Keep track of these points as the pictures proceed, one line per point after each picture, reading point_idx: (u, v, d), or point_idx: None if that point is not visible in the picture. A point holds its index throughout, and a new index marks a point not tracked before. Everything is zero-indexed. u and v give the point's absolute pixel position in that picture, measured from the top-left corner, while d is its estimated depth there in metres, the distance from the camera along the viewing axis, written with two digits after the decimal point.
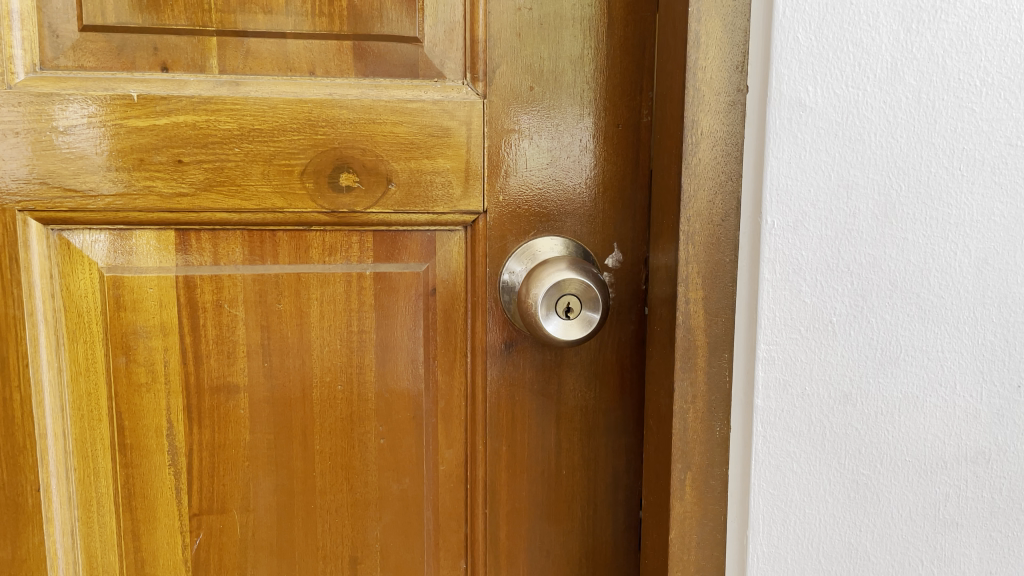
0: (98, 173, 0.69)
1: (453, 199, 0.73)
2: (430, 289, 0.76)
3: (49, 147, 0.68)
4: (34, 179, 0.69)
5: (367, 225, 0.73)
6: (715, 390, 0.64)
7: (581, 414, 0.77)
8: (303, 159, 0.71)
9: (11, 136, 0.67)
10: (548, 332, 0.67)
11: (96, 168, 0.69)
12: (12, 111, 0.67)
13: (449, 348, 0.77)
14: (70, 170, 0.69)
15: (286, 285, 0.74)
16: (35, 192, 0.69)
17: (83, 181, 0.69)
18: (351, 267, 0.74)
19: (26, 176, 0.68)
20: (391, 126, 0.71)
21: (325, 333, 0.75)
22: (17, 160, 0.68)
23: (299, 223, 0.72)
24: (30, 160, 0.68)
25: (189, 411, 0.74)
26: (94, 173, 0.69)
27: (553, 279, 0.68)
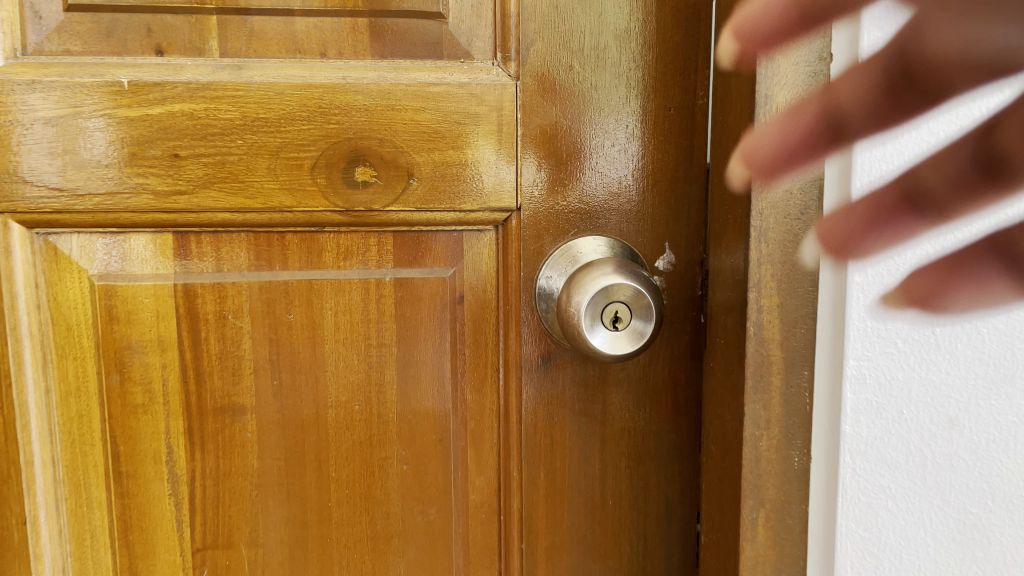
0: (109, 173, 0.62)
1: (484, 194, 0.64)
2: (458, 296, 0.67)
3: (70, 140, 0.61)
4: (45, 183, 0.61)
5: (387, 224, 0.65)
6: (792, 414, 0.56)
7: (630, 437, 0.68)
8: (313, 152, 0.63)
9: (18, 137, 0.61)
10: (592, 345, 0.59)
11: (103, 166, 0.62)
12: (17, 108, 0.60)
13: (479, 363, 0.68)
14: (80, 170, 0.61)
15: (297, 293, 0.66)
16: (48, 198, 0.62)
17: (96, 181, 0.62)
18: (370, 273, 0.66)
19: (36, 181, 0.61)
20: (412, 113, 0.63)
21: (341, 347, 0.67)
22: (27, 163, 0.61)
23: (311, 223, 0.64)
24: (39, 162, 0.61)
25: (191, 434, 0.67)
26: (105, 172, 0.62)
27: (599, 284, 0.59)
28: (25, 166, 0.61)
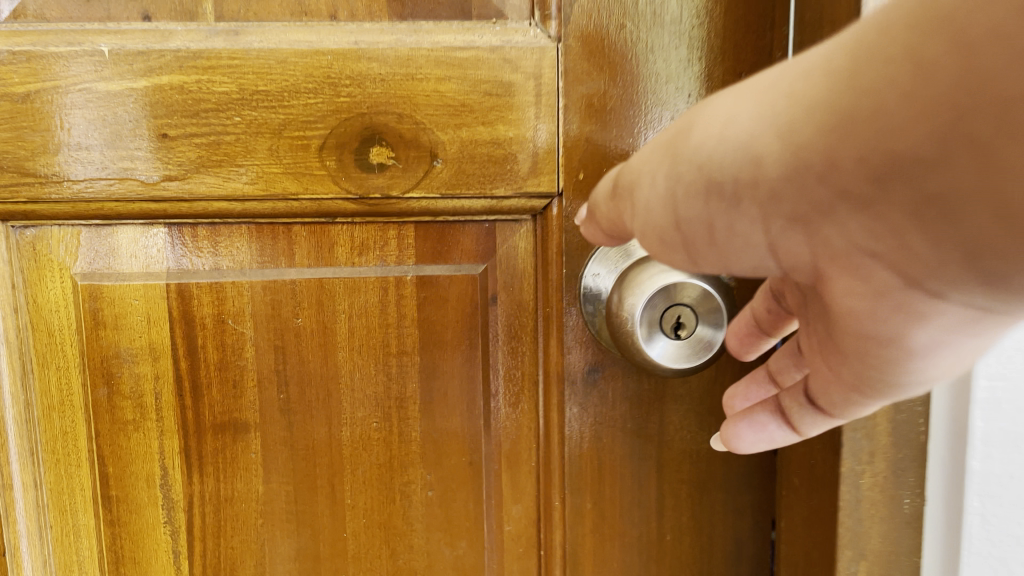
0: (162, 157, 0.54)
1: (519, 179, 0.55)
2: (490, 297, 0.58)
3: (116, 119, 0.53)
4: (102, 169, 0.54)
5: (407, 214, 0.56)
6: (902, 447, 0.47)
7: (692, 462, 0.58)
8: (321, 129, 0.54)
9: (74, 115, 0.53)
10: (649, 358, 0.50)
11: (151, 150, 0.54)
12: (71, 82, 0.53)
13: (515, 375, 0.59)
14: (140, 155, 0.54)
15: (305, 294, 0.57)
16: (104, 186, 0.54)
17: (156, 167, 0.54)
18: (388, 271, 0.57)
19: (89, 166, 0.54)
20: (435, 83, 0.53)
21: (356, 356, 0.58)
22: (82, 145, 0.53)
23: (321, 213, 0.56)
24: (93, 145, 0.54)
25: (188, 455, 0.59)
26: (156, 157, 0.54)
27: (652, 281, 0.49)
28: (63, 170, 0.54)
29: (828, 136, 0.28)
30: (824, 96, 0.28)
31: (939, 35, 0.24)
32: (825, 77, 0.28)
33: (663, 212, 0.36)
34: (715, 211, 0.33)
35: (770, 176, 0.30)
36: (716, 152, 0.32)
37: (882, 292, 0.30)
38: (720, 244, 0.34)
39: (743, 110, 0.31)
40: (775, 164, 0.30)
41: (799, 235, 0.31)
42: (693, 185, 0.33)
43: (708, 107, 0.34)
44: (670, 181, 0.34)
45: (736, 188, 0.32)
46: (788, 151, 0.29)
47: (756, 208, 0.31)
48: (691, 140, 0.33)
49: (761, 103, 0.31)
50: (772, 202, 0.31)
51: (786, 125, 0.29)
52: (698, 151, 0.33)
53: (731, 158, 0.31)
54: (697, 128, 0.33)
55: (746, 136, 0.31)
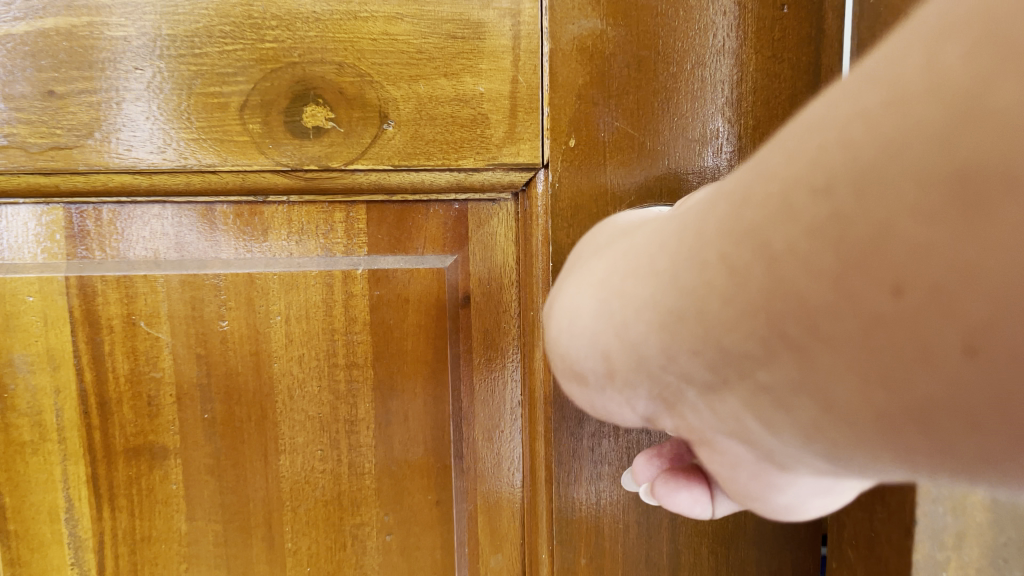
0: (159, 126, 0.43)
1: (492, 146, 0.43)
2: (461, 296, 0.46)
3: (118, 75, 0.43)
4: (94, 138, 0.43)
5: (354, 190, 0.44)
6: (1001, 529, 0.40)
7: None
8: (242, 84, 0.42)
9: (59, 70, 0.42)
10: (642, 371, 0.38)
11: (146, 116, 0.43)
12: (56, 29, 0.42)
13: (493, 395, 0.47)
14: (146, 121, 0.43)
15: (233, 291, 0.46)
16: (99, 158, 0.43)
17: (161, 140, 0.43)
18: (334, 263, 0.46)
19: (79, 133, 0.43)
20: (385, 23, 0.42)
21: (295, 368, 0.47)
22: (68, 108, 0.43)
23: (246, 190, 0.44)
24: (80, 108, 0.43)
25: (97, 485, 0.48)
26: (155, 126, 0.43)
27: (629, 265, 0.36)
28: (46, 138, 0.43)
29: (689, 325, 0.23)
30: (679, 280, 0.23)
31: (795, 229, 0.19)
32: (679, 255, 0.24)
33: (559, 370, 0.31)
34: (593, 382, 0.29)
35: (642, 351, 0.25)
36: (573, 344, 0.28)
37: (745, 463, 0.26)
38: (598, 411, 0.31)
39: (608, 282, 0.27)
40: (636, 346, 0.25)
41: (681, 409, 0.26)
42: (569, 359, 0.29)
43: (568, 289, 0.30)
44: (555, 349, 0.30)
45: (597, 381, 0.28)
46: (645, 333, 0.25)
47: (625, 384, 0.27)
48: (555, 310, 0.30)
49: (609, 286, 0.27)
50: (640, 378, 0.26)
51: (630, 316, 0.25)
52: (569, 318, 0.29)
53: (587, 356, 0.28)
54: (565, 297, 0.30)
55: (594, 321, 0.27)
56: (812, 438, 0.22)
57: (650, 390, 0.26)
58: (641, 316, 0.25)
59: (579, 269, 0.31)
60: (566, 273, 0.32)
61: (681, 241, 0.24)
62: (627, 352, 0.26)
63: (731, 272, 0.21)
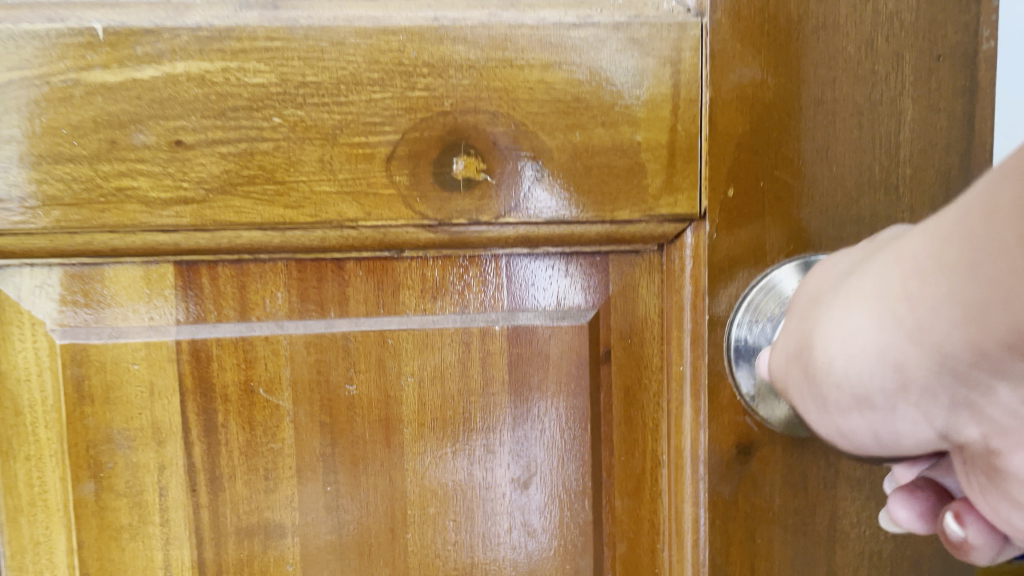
0: (297, 175, 0.40)
1: (649, 197, 0.42)
2: (602, 351, 0.45)
3: (250, 123, 0.39)
4: (219, 193, 0.40)
5: (498, 243, 0.42)
6: None
7: (869, 565, 0.45)
8: (390, 134, 0.40)
9: (188, 120, 0.39)
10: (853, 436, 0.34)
11: (279, 167, 0.40)
12: (187, 76, 0.39)
13: (633, 454, 0.45)
14: (281, 170, 0.40)
15: (362, 352, 0.43)
16: (226, 213, 0.40)
17: (300, 191, 0.40)
18: (470, 319, 0.44)
19: (202, 189, 0.40)
20: (541, 72, 0.40)
21: (427, 434, 0.44)
22: (192, 162, 0.40)
23: (383, 244, 0.42)
24: (205, 161, 0.40)
25: (202, 568, 0.44)
26: (290, 175, 0.40)
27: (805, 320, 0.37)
28: (166, 194, 0.40)
29: (982, 324, 0.23)
30: (1008, 250, 0.21)
31: None
32: (960, 260, 0.23)
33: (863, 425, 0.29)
34: (922, 410, 0.27)
35: (985, 363, 0.23)
36: (851, 368, 0.28)
37: None
38: (887, 444, 0.30)
39: (904, 312, 0.25)
40: (932, 346, 0.25)
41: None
42: (845, 388, 0.29)
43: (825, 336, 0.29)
44: (857, 401, 0.29)
45: (886, 399, 0.27)
46: (943, 330, 0.24)
47: (967, 400, 0.25)
48: (837, 371, 0.28)
49: (878, 302, 0.27)
50: (992, 394, 0.24)
51: (921, 316, 0.25)
52: (840, 341, 0.28)
53: (862, 388, 0.28)
54: (850, 354, 0.28)
55: (874, 333, 0.27)
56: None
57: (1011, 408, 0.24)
58: (970, 335, 0.23)
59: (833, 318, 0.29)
60: (811, 311, 0.31)
61: (953, 251, 0.24)
62: (975, 361, 0.23)
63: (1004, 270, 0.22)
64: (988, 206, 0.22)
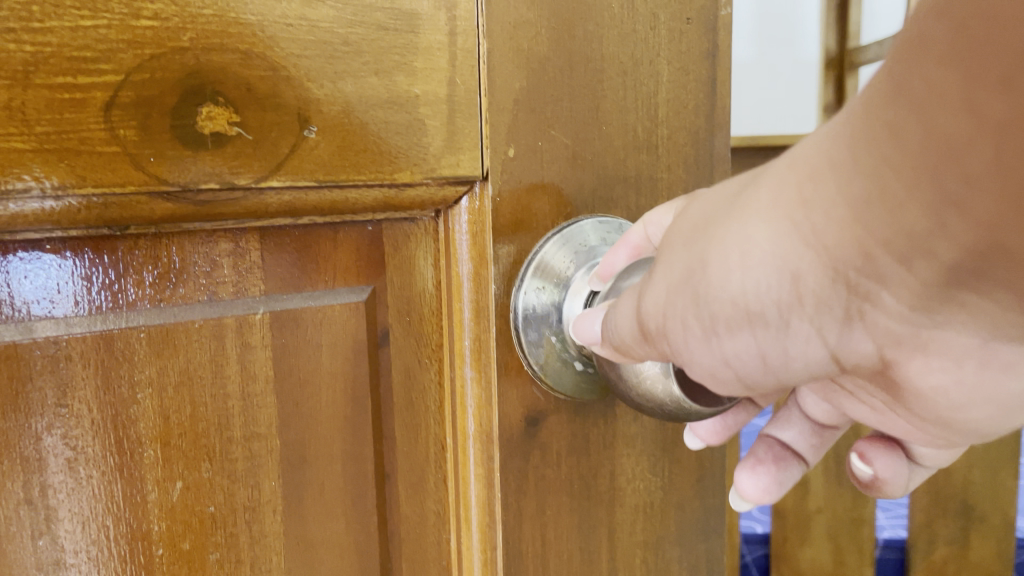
0: None
1: (430, 157, 0.37)
2: (379, 333, 0.40)
3: None
4: None
5: (256, 214, 0.35)
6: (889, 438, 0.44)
7: (644, 516, 0.46)
8: (109, 74, 0.31)
9: None
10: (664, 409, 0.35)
11: None
12: None
13: (415, 439, 0.42)
14: None
15: (78, 359, 0.33)
16: None
17: None
18: (222, 308, 0.36)
19: None
20: (304, 6, 0.34)
21: (173, 454, 0.35)
22: None
23: (101, 220, 0.32)
24: None
25: None
26: None
27: (609, 298, 0.37)
28: None
29: (868, 224, 0.21)
30: (887, 142, 0.20)
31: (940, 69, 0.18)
32: (843, 156, 0.22)
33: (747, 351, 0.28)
34: (811, 327, 0.25)
35: (872, 266, 0.22)
36: (742, 282, 0.26)
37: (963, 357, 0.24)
38: (773, 370, 0.29)
39: (797, 219, 0.24)
40: (822, 256, 0.23)
41: (926, 321, 0.23)
42: (737, 307, 0.27)
43: (710, 253, 0.28)
44: (746, 323, 0.27)
45: (777, 317, 0.26)
46: (833, 236, 0.23)
47: (856, 310, 0.24)
48: (729, 289, 0.27)
49: (766, 211, 0.25)
50: (879, 297, 0.23)
51: (813, 223, 0.23)
52: (730, 257, 0.27)
53: (753, 303, 0.26)
54: (737, 275, 0.26)
55: (765, 246, 0.25)
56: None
57: (899, 316, 0.23)
58: (853, 237, 0.22)
59: (716, 243, 0.27)
60: (693, 232, 0.29)
61: (839, 149, 0.22)
62: (863, 264, 0.22)
63: (885, 161, 0.20)
64: (868, 101, 0.21)
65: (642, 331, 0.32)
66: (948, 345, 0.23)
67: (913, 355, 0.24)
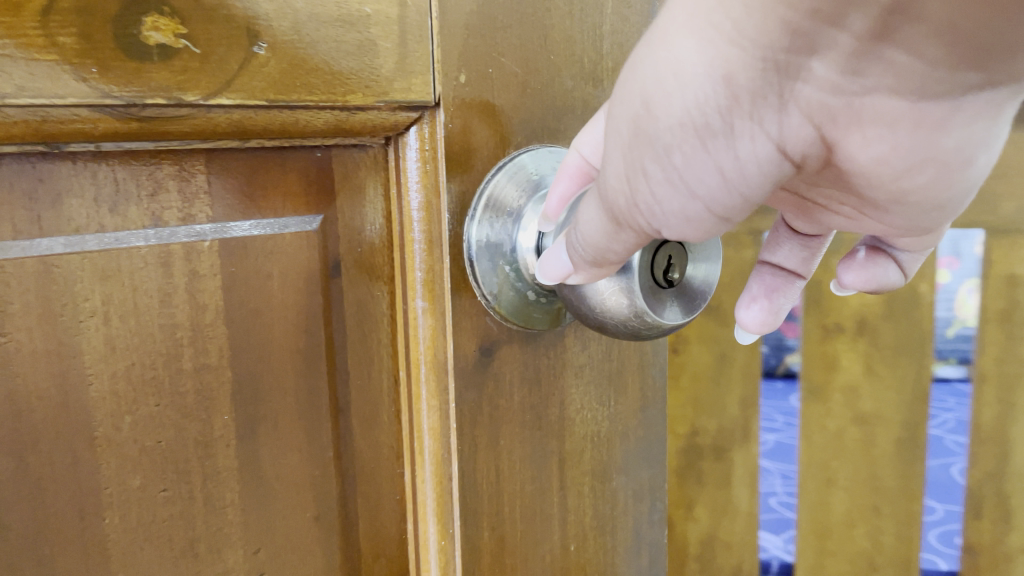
0: None
1: (382, 79, 0.37)
2: (330, 264, 0.39)
3: None
4: None
5: (202, 134, 0.34)
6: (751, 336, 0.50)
7: (594, 446, 0.47)
8: None
9: None
10: (632, 330, 0.37)
11: None
12: None
13: (368, 373, 0.41)
14: None
15: (15, 287, 0.31)
16: None
17: None
18: (169, 235, 0.34)
19: None
20: None
21: (121, 388, 0.34)
22: None
23: (38, 137, 0.30)
24: None
25: None
26: None
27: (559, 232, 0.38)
28: None
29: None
30: None
31: None
32: None
33: (701, 185, 0.28)
34: (757, 127, 0.26)
35: (802, 39, 0.23)
36: (678, 110, 0.26)
37: (905, 118, 0.24)
38: (729, 204, 0.28)
39: (721, 18, 0.24)
40: (754, 47, 0.24)
41: (864, 80, 0.23)
42: (677, 142, 0.27)
43: (640, 94, 0.28)
44: (691, 153, 0.27)
45: (720, 132, 0.26)
46: (761, 22, 0.23)
47: (793, 87, 0.24)
48: (663, 122, 0.27)
49: (689, 27, 0.25)
50: (812, 68, 0.23)
51: (739, 17, 0.24)
52: (662, 87, 0.27)
53: (691, 123, 0.26)
54: (671, 99, 0.26)
55: (698, 59, 0.25)
56: (1007, 33, 0.20)
57: (833, 83, 0.24)
58: (781, 16, 0.22)
59: (644, 79, 0.27)
60: (620, 86, 0.29)
61: None
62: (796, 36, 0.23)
63: None
64: None
65: (609, 219, 0.32)
66: (883, 104, 0.24)
67: (853, 124, 0.25)
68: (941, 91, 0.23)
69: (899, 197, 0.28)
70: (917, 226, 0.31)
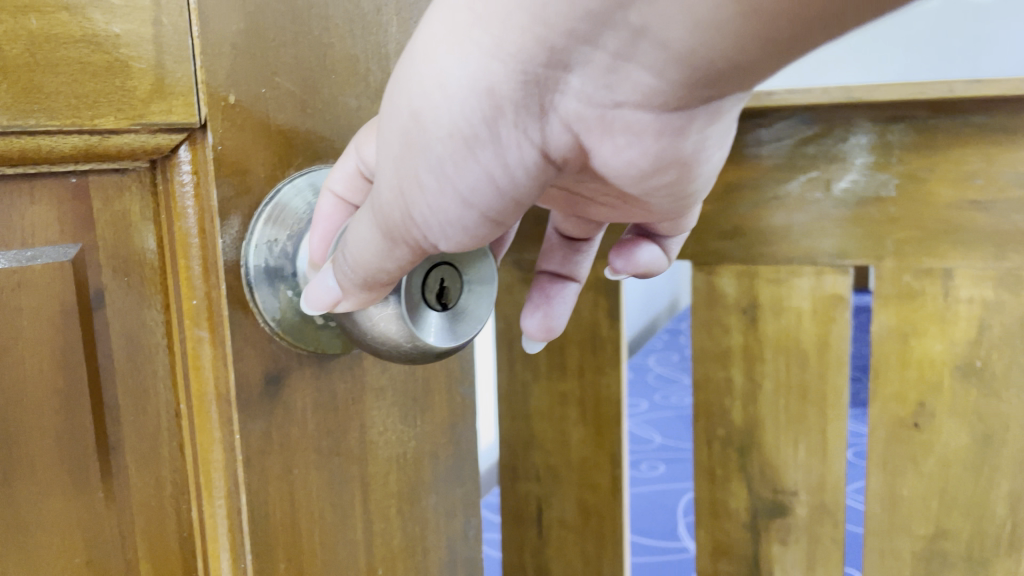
0: None
1: (137, 101, 0.35)
2: (92, 295, 0.37)
3: None
4: None
5: None
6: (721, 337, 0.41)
7: (398, 467, 0.47)
8: None
9: None
10: (411, 355, 0.37)
11: None
12: None
13: (143, 406, 0.39)
14: None
15: None
16: None
17: None
18: None
19: None
20: None
21: None
22: None
23: None
24: None
25: None
26: None
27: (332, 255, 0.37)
28: None
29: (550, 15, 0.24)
30: None
31: None
32: None
33: (474, 190, 0.29)
34: (522, 131, 0.28)
35: (558, 54, 0.25)
36: (447, 119, 0.27)
37: (648, 124, 0.27)
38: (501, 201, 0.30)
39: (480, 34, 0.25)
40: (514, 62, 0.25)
41: (615, 94, 0.26)
42: (449, 149, 0.28)
43: (405, 104, 0.28)
44: (463, 158, 0.28)
45: (489, 138, 0.28)
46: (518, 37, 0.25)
47: (552, 96, 0.26)
48: (433, 131, 0.28)
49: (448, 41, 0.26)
50: (568, 79, 0.26)
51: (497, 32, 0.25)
52: (428, 98, 0.27)
53: (463, 133, 0.28)
54: (438, 110, 0.27)
55: (462, 73, 0.26)
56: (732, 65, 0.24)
57: (586, 93, 0.26)
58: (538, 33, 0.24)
59: (408, 90, 0.28)
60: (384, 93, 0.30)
61: None
62: (553, 51, 0.25)
63: None
64: None
65: (382, 235, 0.32)
66: (631, 114, 0.27)
67: (604, 131, 0.28)
68: (678, 105, 0.26)
69: (647, 184, 0.32)
70: (669, 209, 0.35)
